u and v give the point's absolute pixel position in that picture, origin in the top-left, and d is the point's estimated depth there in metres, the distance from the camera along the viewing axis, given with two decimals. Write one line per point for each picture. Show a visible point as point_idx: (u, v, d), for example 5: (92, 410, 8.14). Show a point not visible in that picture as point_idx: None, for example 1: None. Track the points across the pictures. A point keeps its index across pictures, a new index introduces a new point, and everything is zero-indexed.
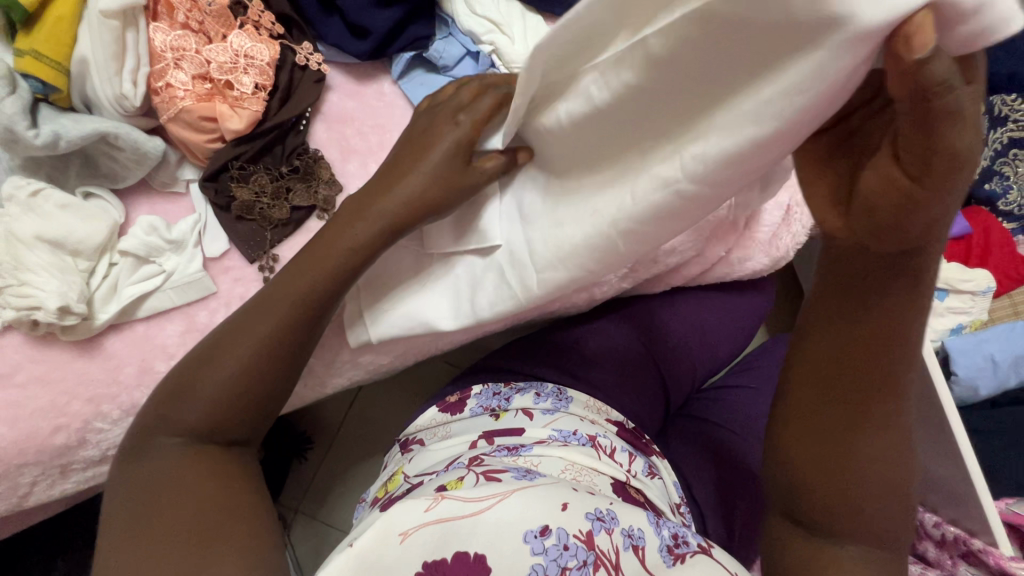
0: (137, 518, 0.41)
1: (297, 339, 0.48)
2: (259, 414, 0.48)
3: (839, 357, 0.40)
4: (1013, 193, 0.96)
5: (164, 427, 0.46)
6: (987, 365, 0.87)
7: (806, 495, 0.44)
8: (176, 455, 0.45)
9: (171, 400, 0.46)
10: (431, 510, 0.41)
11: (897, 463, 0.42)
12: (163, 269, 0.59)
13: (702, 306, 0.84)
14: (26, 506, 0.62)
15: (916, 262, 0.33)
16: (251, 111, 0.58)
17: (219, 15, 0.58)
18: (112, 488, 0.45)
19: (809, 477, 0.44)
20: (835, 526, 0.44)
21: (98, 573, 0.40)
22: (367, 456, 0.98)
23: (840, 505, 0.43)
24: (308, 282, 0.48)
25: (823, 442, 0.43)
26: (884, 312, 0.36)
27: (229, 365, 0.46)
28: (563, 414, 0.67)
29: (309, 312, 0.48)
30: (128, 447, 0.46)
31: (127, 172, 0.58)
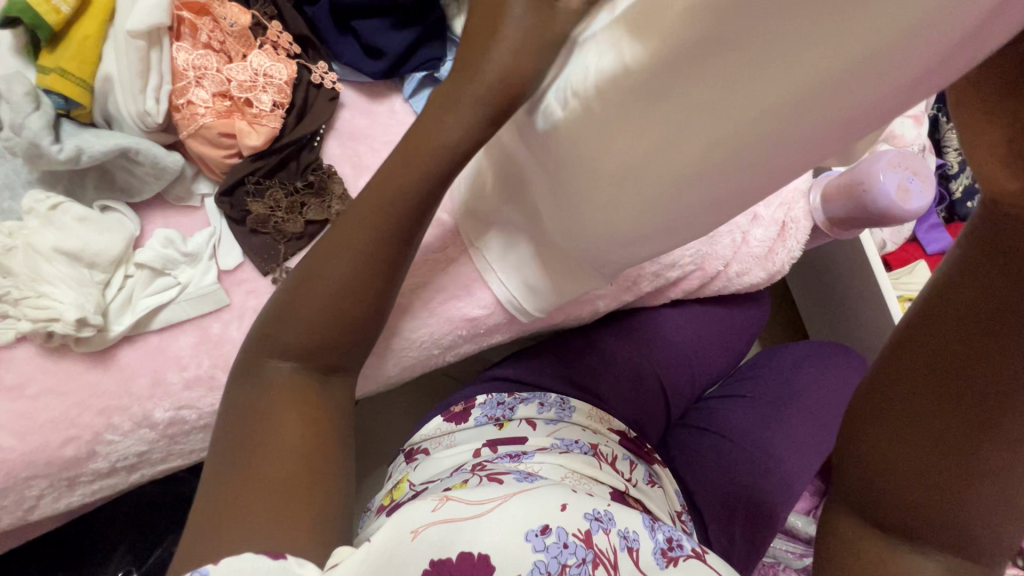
0: (249, 433, 0.46)
1: (383, 279, 0.49)
2: (349, 347, 0.51)
3: (984, 320, 0.31)
4: None
5: (271, 350, 0.49)
6: None
7: (891, 487, 0.36)
8: (283, 377, 0.48)
9: (269, 327, 0.49)
10: (438, 510, 0.43)
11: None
12: (178, 281, 0.60)
13: (712, 319, 0.86)
14: (29, 519, 0.62)
15: None
16: (269, 127, 0.60)
17: (240, 36, 0.60)
18: (229, 397, 0.49)
19: (900, 473, 0.35)
20: (917, 529, 0.36)
21: (211, 473, 0.45)
22: (370, 469, 0.97)
23: (935, 511, 0.35)
24: (385, 213, 0.47)
25: (933, 433, 0.34)
26: None
27: (321, 301, 0.48)
28: (566, 424, 0.68)
29: (391, 248, 0.49)
30: (240, 363, 0.50)
31: (145, 186, 0.59)
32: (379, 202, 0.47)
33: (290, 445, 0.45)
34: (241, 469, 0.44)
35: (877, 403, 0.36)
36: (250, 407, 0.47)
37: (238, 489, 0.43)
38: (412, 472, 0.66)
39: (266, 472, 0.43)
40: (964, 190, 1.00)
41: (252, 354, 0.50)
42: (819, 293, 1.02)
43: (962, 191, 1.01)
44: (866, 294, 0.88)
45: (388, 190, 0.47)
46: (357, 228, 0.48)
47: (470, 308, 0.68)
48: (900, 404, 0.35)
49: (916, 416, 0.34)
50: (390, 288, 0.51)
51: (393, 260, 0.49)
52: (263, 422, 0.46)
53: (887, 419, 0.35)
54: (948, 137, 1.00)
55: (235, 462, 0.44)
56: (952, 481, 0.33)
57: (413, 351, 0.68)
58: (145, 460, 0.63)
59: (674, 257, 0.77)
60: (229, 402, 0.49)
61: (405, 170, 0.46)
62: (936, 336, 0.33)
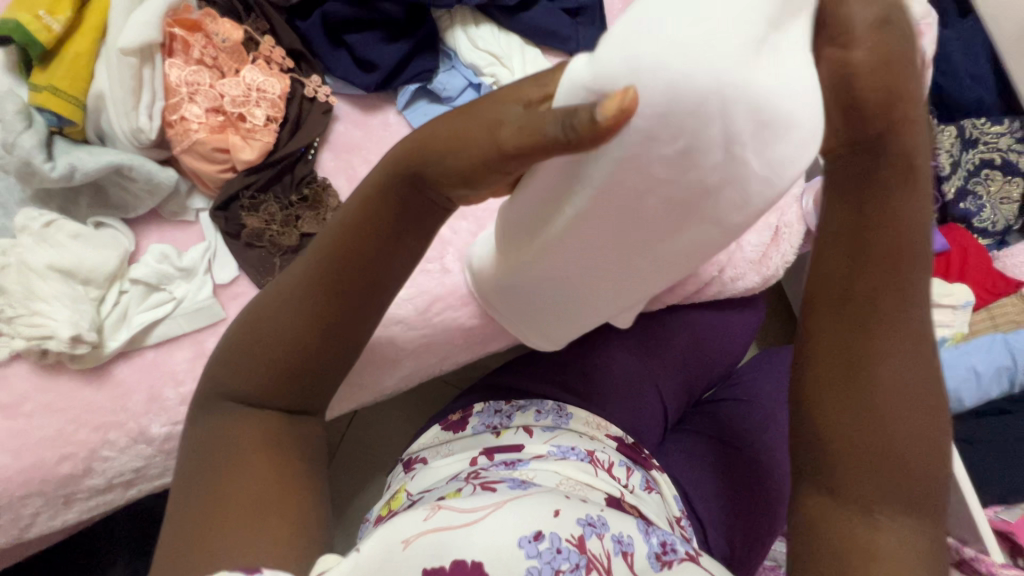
0: (205, 468, 0.46)
1: (354, 310, 0.45)
2: (309, 384, 0.48)
3: (857, 265, 0.38)
4: (986, 212, 1.01)
5: (224, 390, 0.48)
6: (970, 377, 0.90)
7: (839, 443, 0.40)
8: (236, 419, 0.47)
9: (227, 366, 0.47)
10: (429, 519, 0.43)
11: (925, 413, 0.39)
12: (173, 296, 0.59)
13: (703, 323, 0.86)
14: (25, 538, 0.61)
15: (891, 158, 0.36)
16: (262, 142, 0.60)
17: (232, 51, 0.60)
18: (193, 433, 0.49)
19: (842, 424, 0.40)
20: (871, 484, 0.39)
21: (173, 509, 0.45)
22: (368, 477, 0.97)
23: (881, 465, 0.39)
24: (361, 244, 0.42)
25: (851, 387, 0.39)
26: (886, 226, 0.37)
27: (285, 334, 0.45)
28: (564, 431, 0.68)
29: (369, 279, 0.44)
30: (197, 406, 0.49)
31: (139, 202, 0.60)
32: (352, 230, 0.42)
33: (254, 471, 0.45)
34: (213, 502, 0.44)
35: (823, 358, 0.40)
36: (213, 447, 0.47)
37: (209, 520, 0.43)
38: (410, 481, 0.66)
39: (235, 503, 0.44)
40: (958, 191, 1.01)
41: (210, 391, 0.48)
42: None
43: (953, 192, 1.01)
44: None
45: (365, 219, 0.41)
46: (331, 261, 0.43)
47: (466, 318, 0.68)
48: (832, 354, 0.40)
49: (849, 382, 0.39)
50: (359, 323, 0.47)
51: (368, 288, 0.45)
52: (230, 457, 0.46)
53: (826, 368, 0.40)
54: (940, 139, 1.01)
55: (205, 497, 0.44)
56: (882, 421, 0.38)
57: (410, 361, 0.69)
58: (141, 476, 0.62)
59: None
60: (190, 440, 0.48)
61: (386, 201, 0.41)
62: (837, 274, 0.39)
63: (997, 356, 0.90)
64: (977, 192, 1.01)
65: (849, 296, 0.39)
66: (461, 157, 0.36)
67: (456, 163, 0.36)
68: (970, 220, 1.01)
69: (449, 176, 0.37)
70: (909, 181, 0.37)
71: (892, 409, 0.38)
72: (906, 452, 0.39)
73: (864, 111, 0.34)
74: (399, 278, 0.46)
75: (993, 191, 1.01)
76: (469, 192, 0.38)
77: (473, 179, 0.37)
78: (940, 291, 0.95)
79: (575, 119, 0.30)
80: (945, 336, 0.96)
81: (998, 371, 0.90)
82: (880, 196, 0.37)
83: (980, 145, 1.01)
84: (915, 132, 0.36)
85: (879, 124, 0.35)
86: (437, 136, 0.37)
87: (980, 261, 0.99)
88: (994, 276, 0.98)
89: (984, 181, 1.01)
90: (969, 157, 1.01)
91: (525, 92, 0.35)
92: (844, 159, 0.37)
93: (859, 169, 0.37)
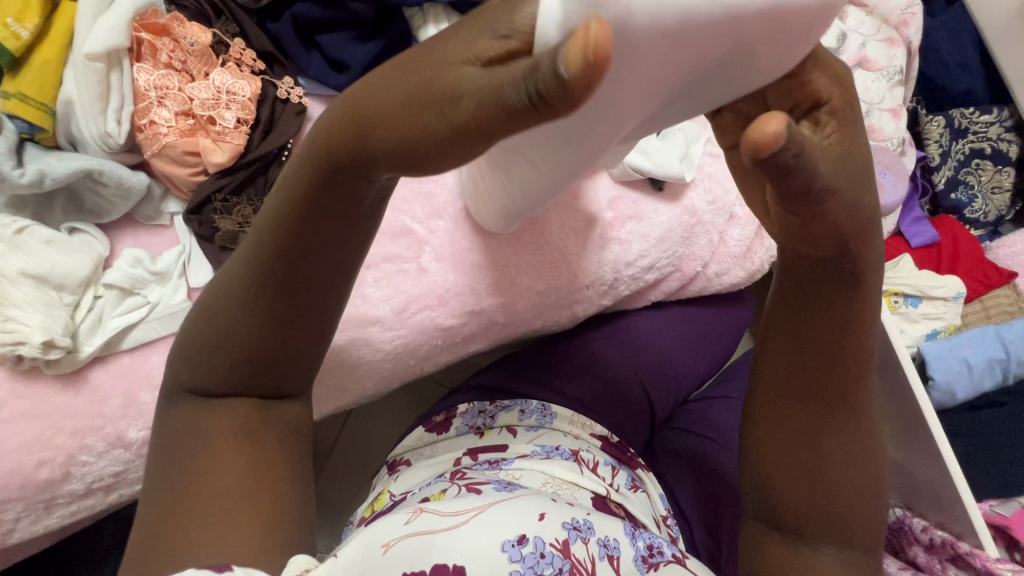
0: (174, 465, 0.46)
1: (302, 301, 0.43)
2: (269, 377, 0.47)
3: (803, 345, 0.40)
4: (978, 202, 1.00)
5: (187, 385, 0.48)
6: (963, 369, 0.89)
7: (782, 495, 0.44)
8: (201, 421, 0.47)
9: (189, 361, 0.46)
10: (410, 523, 0.43)
11: (867, 464, 0.43)
12: (147, 301, 0.59)
13: (688, 319, 0.85)
14: (8, 543, 0.61)
15: (850, 264, 0.37)
16: (233, 144, 0.60)
17: (201, 55, 0.61)
18: (161, 431, 0.48)
19: (786, 481, 0.44)
20: (809, 531, 0.44)
21: (143, 507, 0.45)
22: (355, 477, 0.97)
23: (825, 508, 0.43)
24: (297, 231, 0.39)
25: (798, 445, 0.43)
26: (829, 316, 0.39)
27: (235, 331, 0.44)
28: (547, 430, 0.68)
29: (314, 270, 0.41)
30: (163, 402, 0.49)
31: (111, 207, 0.60)
32: (290, 214, 0.38)
33: (223, 472, 0.45)
34: (185, 492, 0.44)
35: (769, 429, 0.44)
36: (185, 434, 0.47)
37: (181, 509, 0.43)
38: (393, 482, 0.65)
39: (209, 492, 0.44)
40: (948, 181, 1.00)
41: (175, 382, 0.48)
42: None
43: (945, 182, 1.00)
44: None
45: (300, 195, 0.37)
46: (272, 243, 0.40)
47: (445, 318, 0.68)
48: (779, 423, 0.43)
49: (798, 441, 0.43)
50: (309, 316, 0.44)
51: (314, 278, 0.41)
52: (204, 446, 0.46)
53: (775, 433, 0.44)
54: (929, 129, 1.00)
55: (177, 487, 0.44)
56: (822, 479, 0.43)
57: (389, 362, 0.69)
58: (122, 481, 0.62)
59: (652, 259, 0.77)
60: (158, 438, 0.48)
61: (322, 189, 0.36)
62: (785, 353, 0.41)
63: (990, 347, 0.89)
64: (968, 182, 1.00)
65: (801, 374, 0.41)
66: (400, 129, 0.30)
67: (390, 139, 0.31)
68: (961, 211, 1.01)
69: (386, 152, 0.32)
70: (857, 290, 0.38)
71: (836, 470, 0.42)
72: (843, 503, 0.43)
73: (816, 230, 0.35)
74: (350, 263, 0.43)
75: (984, 181, 0.99)
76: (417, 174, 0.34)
77: (419, 163, 0.32)
78: (931, 283, 0.94)
79: (538, 85, 0.25)
80: (937, 328, 0.94)
81: (991, 363, 0.89)
82: (829, 304, 0.39)
83: (969, 135, 0.99)
84: (873, 243, 0.37)
85: (833, 247, 0.36)
86: (370, 99, 0.31)
87: (972, 252, 0.98)
88: (985, 267, 0.97)
89: (975, 171, 0.99)
90: (959, 147, 1.00)
91: (484, 47, 0.28)
92: (804, 262, 0.38)
93: (815, 278, 0.38)
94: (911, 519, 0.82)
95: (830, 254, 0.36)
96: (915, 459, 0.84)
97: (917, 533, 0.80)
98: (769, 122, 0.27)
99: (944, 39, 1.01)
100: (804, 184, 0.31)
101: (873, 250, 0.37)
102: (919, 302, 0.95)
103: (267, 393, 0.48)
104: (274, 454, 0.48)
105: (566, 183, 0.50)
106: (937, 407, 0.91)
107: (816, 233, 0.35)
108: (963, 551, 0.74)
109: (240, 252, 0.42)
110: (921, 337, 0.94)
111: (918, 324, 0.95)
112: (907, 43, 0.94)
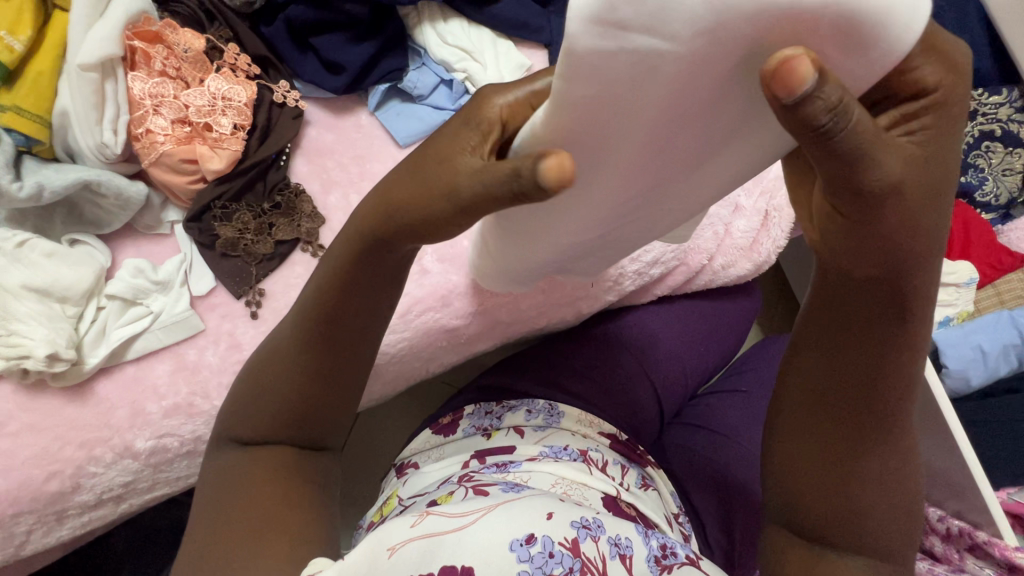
0: (216, 495, 0.46)
1: (340, 352, 0.46)
2: (308, 418, 0.47)
3: (840, 364, 0.39)
4: (989, 185, 0.97)
5: (230, 432, 0.49)
6: (977, 356, 0.87)
7: (809, 508, 0.43)
8: (238, 455, 0.48)
9: (237, 410, 0.48)
10: (417, 525, 0.41)
11: (901, 479, 0.42)
12: (150, 310, 0.59)
13: (694, 314, 0.84)
14: (23, 555, 0.62)
15: (903, 285, 0.34)
16: (231, 150, 0.60)
17: (195, 61, 0.61)
18: (207, 470, 0.49)
19: (813, 493, 0.43)
20: (838, 538, 0.43)
21: (189, 537, 0.45)
22: (367, 479, 0.97)
23: (854, 522, 0.42)
24: (344, 288, 0.43)
25: (825, 460, 0.42)
26: (874, 336, 0.37)
27: (283, 386, 0.46)
28: (555, 430, 0.67)
29: (354, 326, 0.45)
30: (213, 444, 0.50)
31: (112, 218, 0.60)
32: (327, 290, 0.43)
33: (260, 494, 0.45)
34: (220, 526, 0.44)
35: (791, 441, 0.43)
36: (225, 474, 0.47)
37: (214, 540, 0.43)
38: (401, 486, 0.65)
39: (243, 522, 0.44)
40: (958, 164, 0.98)
41: (222, 431, 0.49)
42: None
43: None
44: None
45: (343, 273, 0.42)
46: (323, 322, 0.44)
47: (448, 319, 0.68)
48: (806, 436, 0.42)
49: (828, 457, 0.42)
50: (347, 362, 0.47)
51: (353, 331, 0.45)
52: (238, 481, 0.46)
53: (804, 448, 0.43)
54: None
55: (209, 527, 0.44)
56: (847, 492, 0.42)
57: (395, 365, 0.68)
58: (132, 490, 0.62)
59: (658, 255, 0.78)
60: (207, 476, 0.49)
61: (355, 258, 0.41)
62: (819, 370, 0.40)
63: (1005, 334, 0.87)
64: (978, 165, 0.98)
65: (833, 393, 0.40)
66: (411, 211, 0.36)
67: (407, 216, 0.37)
68: (972, 195, 0.98)
69: (402, 228, 0.37)
70: (906, 311, 0.36)
71: (868, 484, 0.41)
72: (874, 519, 0.42)
73: (867, 241, 0.32)
74: (389, 302, 0.46)
75: (995, 163, 0.97)
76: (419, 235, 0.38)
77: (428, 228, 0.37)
78: (942, 269, 0.92)
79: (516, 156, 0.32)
80: (949, 315, 0.93)
81: (1005, 349, 0.87)
82: (861, 326, 0.37)
83: (979, 117, 0.98)
84: (928, 270, 0.34)
85: (882, 265, 0.33)
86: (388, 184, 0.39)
87: (983, 237, 0.96)
88: (997, 251, 0.95)
89: (985, 153, 0.98)
90: (969, 129, 0.98)
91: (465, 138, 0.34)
92: (849, 283, 0.35)
93: (855, 299, 0.36)
94: (930, 510, 0.82)
95: (875, 273, 0.34)
96: (931, 448, 0.82)
97: (934, 523, 0.79)
98: (796, 56, 0.22)
99: (951, 17, 0.99)
100: (858, 179, 0.27)
101: (930, 274, 0.34)
102: None
103: (310, 432, 0.49)
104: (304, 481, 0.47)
105: (581, 245, 0.47)
106: (951, 394, 0.89)
107: (870, 241, 0.31)
108: (980, 540, 0.73)
109: (290, 317, 0.47)
110: (933, 325, 0.92)
111: None
112: None
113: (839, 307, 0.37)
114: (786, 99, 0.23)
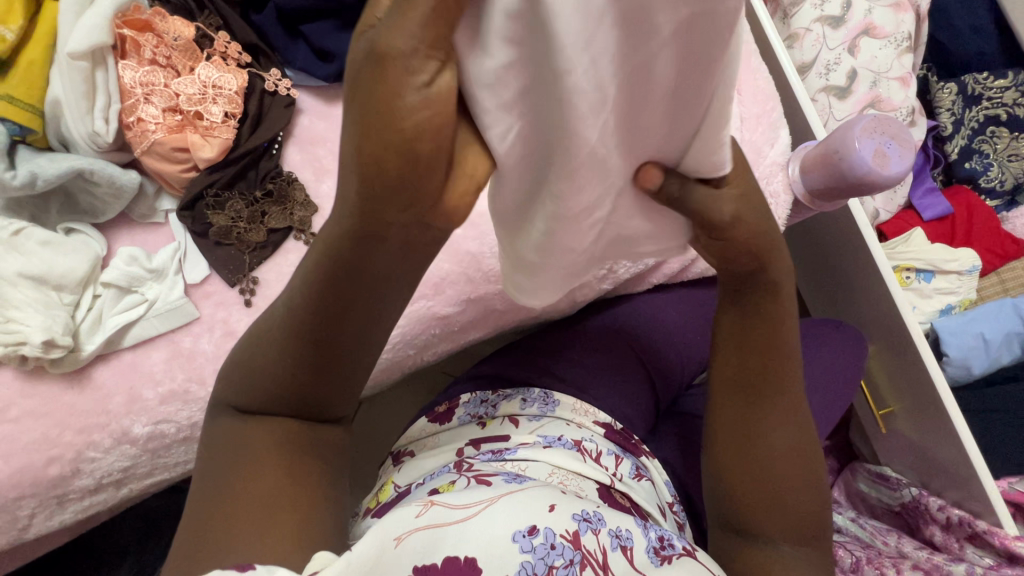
0: (219, 461, 0.47)
1: (336, 350, 0.44)
2: (305, 400, 0.48)
3: (745, 345, 0.49)
4: (994, 171, 0.95)
5: (229, 401, 0.49)
6: (978, 344, 0.86)
7: (739, 495, 0.49)
8: (235, 424, 0.48)
9: (237, 379, 0.48)
10: (422, 516, 0.42)
11: (806, 463, 0.49)
12: (146, 298, 0.60)
13: (695, 303, 0.84)
14: (27, 538, 0.63)
15: (765, 278, 0.48)
16: (222, 139, 0.61)
17: (185, 49, 0.61)
18: (208, 435, 0.49)
19: (738, 475, 0.50)
20: (768, 529, 0.49)
21: (190, 494, 0.46)
22: (367, 467, 0.98)
23: (777, 503, 0.48)
24: (337, 280, 0.40)
25: (745, 440, 0.49)
26: (763, 322, 0.49)
27: (276, 370, 0.46)
28: (550, 419, 0.67)
29: (347, 320, 0.43)
30: (213, 407, 0.50)
31: (106, 207, 0.61)
32: (316, 275, 0.40)
33: (260, 462, 0.46)
34: (219, 497, 0.44)
35: (722, 428, 0.51)
36: (230, 441, 0.47)
37: (218, 506, 0.44)
38: (397, 472, 0.65)
39: (246, 495, 0.44)
40: (961, 151, 0.95)
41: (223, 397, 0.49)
42: (814, 266, 0.97)
43: (958, 152, 0.96)
44: (858, 271, 0.83)
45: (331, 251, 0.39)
46: (312, 307, 0.42)
47: (440, 307, 0.68)
48: (729, 419, 0.50)
49: (747, 437, 0.49)
50: (343, 359, 0.45)
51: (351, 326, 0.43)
52: (241, 447, 0.47)
53: (729, 432, 0.50)
54: (939, 96, 0.96)
55: (213, 499, 0.44)
56: (767, 472, 0.49)
57: (389, 353, 0.69)
58: (131, 475, 0.63)
59: None
60: (208, 441, 0.49)
61: (351, 244, 0.37)
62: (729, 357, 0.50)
63: (1006, 322, 0.86)
64: (984, 151, 0.95)
65: (746, 376, 0.49)
66: (393, 132, 0.30)
67: (394, 146, 0.31)
68: (976, 180, 0.96)
69: (396, 169, 0.31)
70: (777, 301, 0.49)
71: (779, 462, 0.49)
72: (790, 501, 0.48)
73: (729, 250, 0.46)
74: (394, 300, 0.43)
75: (1001, 149, 0.95)
76: (406, 159, 0.31)
77: (417, 152, 0.31)
78: (944, 257, 0.90)
79: None
80: (951, 303, 0.92)
81: (1006, 338, 0.86)
82: (755, 317, 0.49)
83: (984, 101, 0.94)
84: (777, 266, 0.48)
85: (746, 258, 0.47)
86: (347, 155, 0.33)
87: (987, 224, 0.94)
88: (1001, 238, 0.93)
89: (990, 138, 0.95)
90: (973, 115, 0.95)
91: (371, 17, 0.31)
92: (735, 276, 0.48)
93: (744, 291, 0.49)
94: (928, 498, 0.82)
95: (750, 265, 0.47)
96: (931, 438, 0.82)
97: (934, 512, 0.80)
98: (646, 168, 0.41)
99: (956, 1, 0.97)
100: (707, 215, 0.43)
101: (781, 268, 0.48)
102: (932, 277, 0.92)
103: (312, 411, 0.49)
104: (304, 454, 0.48)
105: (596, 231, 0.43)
106: (952, 383, 0.89)
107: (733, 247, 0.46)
108: (980, 530, 0.73)
109: (285, 296, 0.45)
110: (934, 314, 0.91)
111: (931, 300, 0.92)
112: (914, 8, 0.91)
113: (738, 301, 0.49)
114: (650, 191, 0.42)
